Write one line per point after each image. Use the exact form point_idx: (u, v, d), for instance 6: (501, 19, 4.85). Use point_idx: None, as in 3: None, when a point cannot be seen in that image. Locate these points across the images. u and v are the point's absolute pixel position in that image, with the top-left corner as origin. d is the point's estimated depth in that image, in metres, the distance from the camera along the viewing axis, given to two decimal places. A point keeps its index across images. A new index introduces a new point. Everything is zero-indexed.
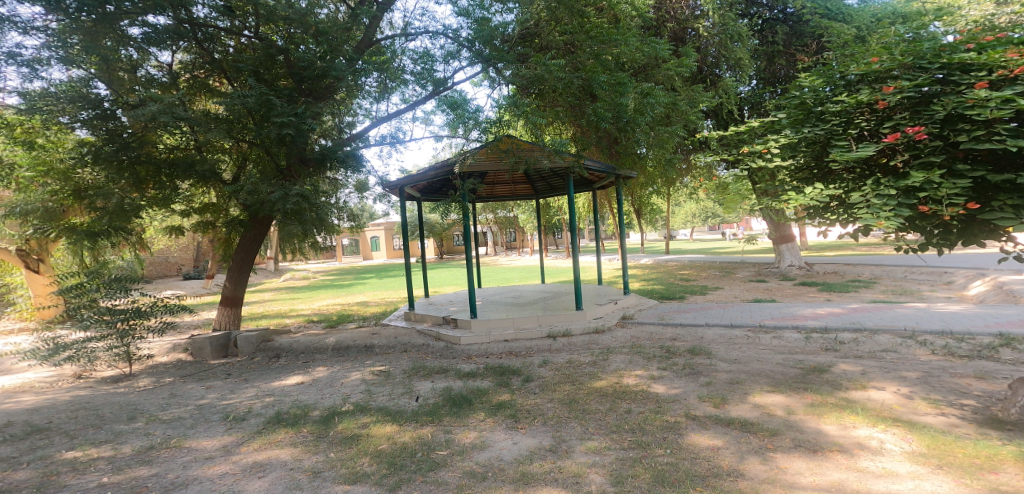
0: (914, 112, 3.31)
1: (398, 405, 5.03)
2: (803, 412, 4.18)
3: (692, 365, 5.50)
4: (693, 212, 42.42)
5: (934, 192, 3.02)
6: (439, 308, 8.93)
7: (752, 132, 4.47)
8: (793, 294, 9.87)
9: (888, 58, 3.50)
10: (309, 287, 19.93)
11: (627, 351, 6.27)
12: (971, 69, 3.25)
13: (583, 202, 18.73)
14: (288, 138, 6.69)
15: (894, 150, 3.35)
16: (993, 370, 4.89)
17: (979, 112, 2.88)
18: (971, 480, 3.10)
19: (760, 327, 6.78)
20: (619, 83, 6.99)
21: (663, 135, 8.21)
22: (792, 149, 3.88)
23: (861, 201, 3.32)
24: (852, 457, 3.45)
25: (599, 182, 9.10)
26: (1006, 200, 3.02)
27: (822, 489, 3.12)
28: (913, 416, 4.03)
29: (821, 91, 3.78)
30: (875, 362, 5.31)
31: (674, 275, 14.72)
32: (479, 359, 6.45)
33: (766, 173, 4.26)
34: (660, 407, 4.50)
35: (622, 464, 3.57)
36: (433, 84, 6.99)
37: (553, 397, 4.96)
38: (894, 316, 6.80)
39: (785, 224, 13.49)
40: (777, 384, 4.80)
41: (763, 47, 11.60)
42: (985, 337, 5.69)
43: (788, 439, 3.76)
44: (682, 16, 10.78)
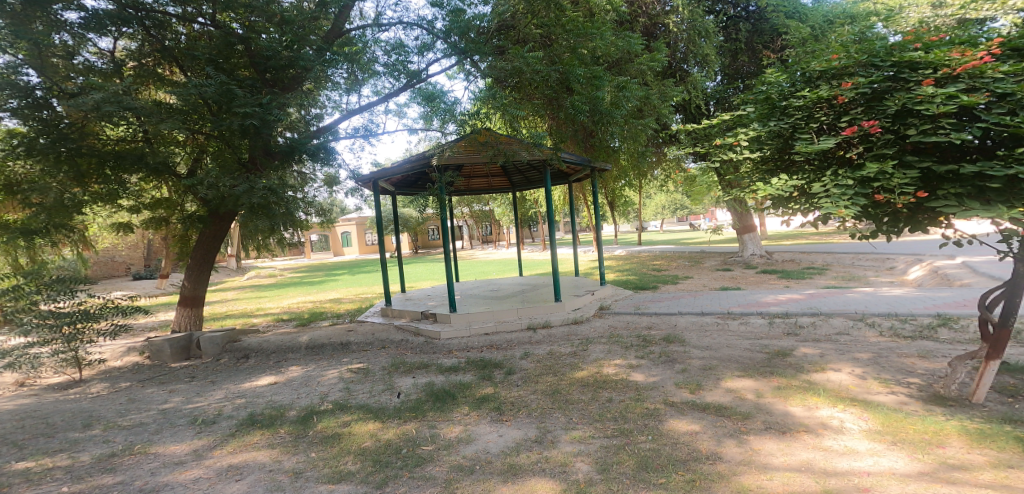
0: (868, 107, 3.42)
1: (379, 402, 4.99)
2: (771, 395, 4.29)
3: (668, 353, 5.59)
4: (663, 204, 43.08)
5: (887, 181, 3.13)
6: (417, 303, 8.88)
7: (721, 126, 4.51)
8: (755, 281, 10.11)
9: (846, 55, 3.59)
10: (277, 285, 19.51)
11: (605, 341, 6.34)
12: (919, 67, 3.35)
13: (559, 194, 18.69)
14: (252, 130, 6.54)
15: (850, 143, 3.46)
16: (933, 348, 5.12)
17: (927, 106, 3.00)
18: (923, 454, 3.24)
19: (729, 314, 6.94)
20: (595, 76, 6.97)
21: (637, 128, 8.27)
22: (758, 142, 3.95)
23: (822, 192, 3.42)
24: (817, 437, 3.57)
25: (574, 174, 9.13)
26: (950, 190, 3.14)
27: (793, 468, 3.20)
28: (867, 395, 4.19)
29: (785, 86, 3.87)
30: (831, 345, 5.49)
31: (647, 265, 14.94)
32: (459, 354, 6.43)
33: (732, 166, 4.35)
34: (639, 395, 4.56)
35: (606, 452, 3.61)
36: (406, 76, 6.91)
37: (534, 388, 4.99)
38: (845, 300, 7.03)
39: (750, 215, 13.70)
40: (746, 369, 4.92)
41: (727, 44, 11.76)
42: (926, 317, 5.97)
43: (759, 422, 3.86)
44: (653, 11, 10.80)
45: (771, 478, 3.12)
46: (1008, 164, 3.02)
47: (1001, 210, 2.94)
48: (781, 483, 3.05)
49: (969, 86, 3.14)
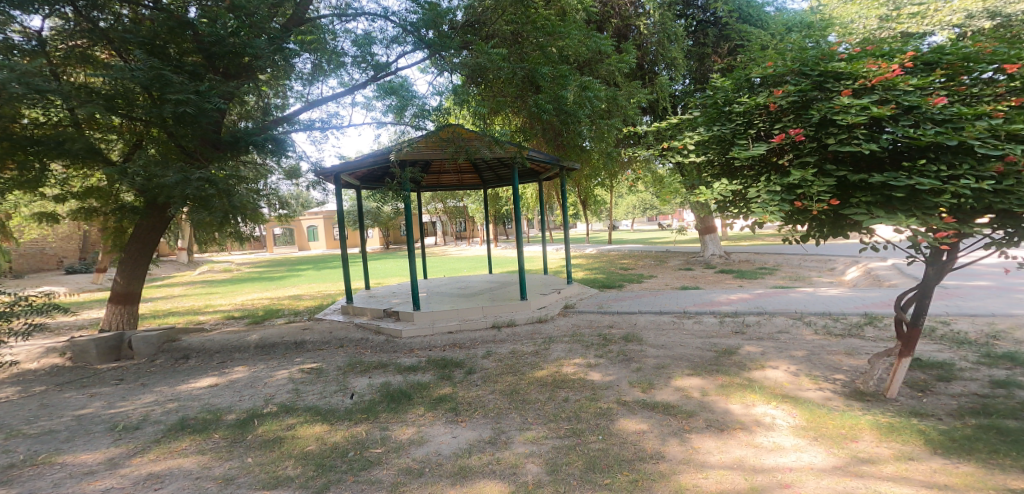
0: (796, 115, 3.72)
1: (329, 403, 4.88)
2: (715, 393, 4.40)
3: (625, 351, 5.67)
4: (634, 204, 43.81)
5: (807, 189, 3.50)
6: (380, 300, 8.71)
7: (675, 129, 4.64)
8: (713, 281, 10.40)
9: (781, 63, 3.84)
10: (233, 280, 18.73)
11: (568, 340, 6.36)
12: (843, 77, 3.60)
13: (533, 193, 18.55)
14: (189, 118, 6.23)
15: (781, 150, 3.81)
16: (859, 347, 5.27)
17: (842, 117, 3.30)
18: (838, 449, 3.50)
19: (685, 313, 7.10)
20: (561, 75, 7.01)
21: (604, 128, 8.25)
22: (705, 146, 4.15)
23: (755, 196, 3.81)
24: (750, 433, 3.75)
25: (545, 174, 9.15)
26: (861, 199, 3.53)
27: (727, 466, 3.39)
28: (796, 391, 4.37)
29: (731, 92, 4.06)
30: (772, 343, 5.63)
31: (615, 264, 15.07)
32: (421, 353, 6.35)
33: (688, 170, 4.53)
34: (595, 394, 4.59)
35: (558, 452, 3.68)
36: (373, 68, 6.77)
37: (493, 388, 4.96)
38: (785, 300, 7.28)
39: (714, 218, 13.91)
40: (696, 367, 5.03)
41: (695, 48, 11.98)
42: (853, 316, 6.25)
43: (702, 420, 3.97)
44: (626, 13, 10.93)
45: (706, 476, 3.28)
46: (913, 174, 3.37)
47: (903, 217, 3.32)
48: (715, 481, 3.21)
49: (881, 98, 3.42)
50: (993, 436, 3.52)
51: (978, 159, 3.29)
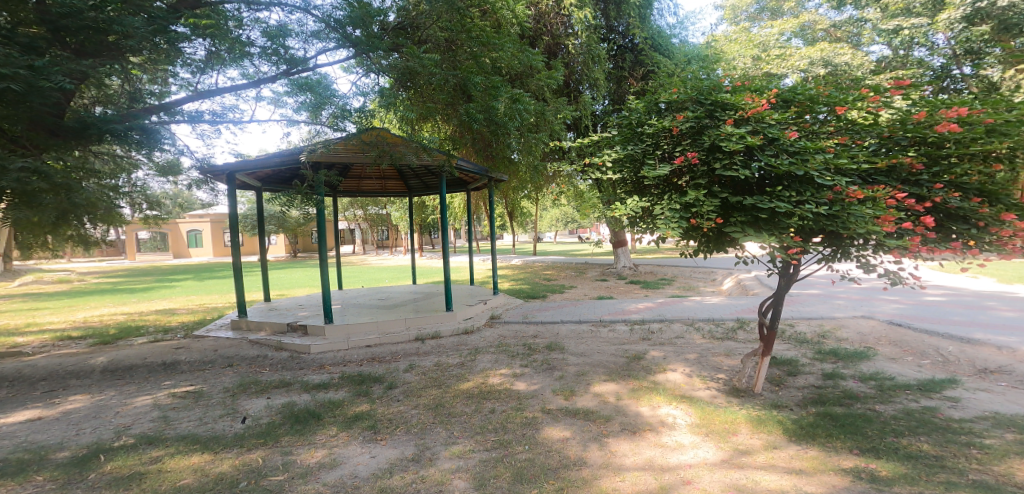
0: (693, 140, 4.14)
1: (214, 430, 4.33)
2: (627, 397, 4.71)
3: (549, 360, 5.83)
4: (559, 219, 43.83)
5: (699, 208, 3.94)
6: (283, 314, 7.95)
7: (597, 145, 4.97)
8: (624, 292, 11.09)
9: (683, 91, 4.23)
10: (79, 292, 15.85)
11: (494, 350, 6.36)
12: (728, 107, 4.10)
13: (460, 202, 18.39)
14: (11, 95, 4.98)
15: (680, 171, 4.23)
16: (735, 347, 6.04)
17: (727, 143, 3.78)
18: (725, 443, 3.93)
19: (601, 321, 7.50)
20: (493, 85, 6.89)
21: (531, 141, 8.24)
22: (620, 164, 4.47)
23: (660, 213, 4.18)
24: (657, 434, 4.06)
25: (473, 184, 9.18)
26: (738, 219, 4.05)
27: (640, 467, 3.62)
28: (691, 391, 4.84)
29: (643, 114, 4.43)
30: (671, 347, 6.20)
31: (538, 275, 15.41)
32: (333, 369, 5.92)
33: (605, 184, 4.88)
34: (521, 404, 4.65)
35: (484, 466, 3.64)
36: (285, 63, 6.31)
37: (417, 403, 4.78)
38: (682, 308, 8.09)
39: (624, 233, 14.82)
40: (611, 373, 5.33)
41: (614, 71, 11.91)
42: (730, 321, 7.13)
43: (618, 424, 4.22)
44: (557, 31, 10.79)
45: (624, 479, 3.49)
46: (772, 199, 3.94)
47: (767, 236, 3.88)
48: (631, 483, 3.43)
49: (753, 128, 3.95)
50: (828, 422, 4.24)
51: (815, 188, 3.93)
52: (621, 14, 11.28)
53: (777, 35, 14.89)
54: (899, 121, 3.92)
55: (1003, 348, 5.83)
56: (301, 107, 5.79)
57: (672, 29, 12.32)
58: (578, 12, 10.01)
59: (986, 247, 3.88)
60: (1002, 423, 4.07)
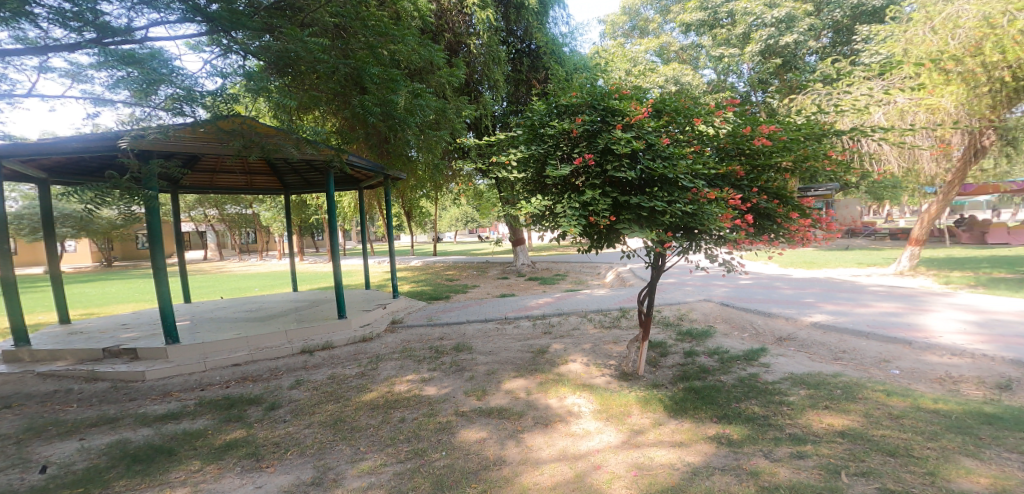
0: (588, 142, 4.41)
1: (15, 485, 3.46)
2: (537, 391, 4.86)
3: (458, 361, 5.74)
4: (458, 217, 42.47)
5: (595, 206, 4.18)
6: (92, 339, 6.47)
7: (500, 144, 5.09)
8: (526, 288, 11.34)
9: (580, 95, 4.51)
10: None
11: (397, 356, 6.05)
12: (616, 113, 4.40)
13: (349, 201, 17.45)
14: None
15: (578, 172, 4.47)
16: (620, 335, 6.58)
17: (616, 146, 4.06)
18: (623, 424, 4.24)
19: (506, 319, 7.54)
20: (392, 79, 6.64)
21: (433, 139, 7.94)
22: (524, 164, 4.65)
23: (562, 211, 4.36)
24: (567, 424, 4.24)
25: (366, 181, 8.77)
26: (627, 217, 4.31)
27: (556, 459, 3.74)
28: (590, 379, 5.16)
29: (545, 116, 4.64)
30: (571, 339, 6.54)
31: (439, 275, 14.89)
32: (183, 397, 5.09)
33: (507, 183, 5.02)
34: (433, 409, 4.51)
35: (401, 479, 3.46)
36: (96, 30, 5.13)
37: (311, 421, 4.35)
38: (578, 300, 8.58)
39: (524, 231, 14.83)
40: (520, 369, 5.45)
41: (512, 74, 11.63)
42: (612, 311, 7.70)
43: (531, 418, 4.33)
44: (458, 30, 10.35)
45: (542, 472, 3.57)
46: (650, 198, 4.27)
47: (648, 232, 4.21)
48: (550, 475, 3.53)
49: (635, 133, 4.25)
50: (691, 395, 4.70)
51: (679, 189, 4.28)
52: (520, 18, 10.97)
53: (643, 52, 17.47)
54: (742, 137, 4.45)
55: (790, 318, 7.17)
56: (124, 84, 4.78)
57: (564, 38, 12.06)
58: (479, 12, 9.73)
59: (779, 235, 4.68)
60: (798, 381, 4.89)
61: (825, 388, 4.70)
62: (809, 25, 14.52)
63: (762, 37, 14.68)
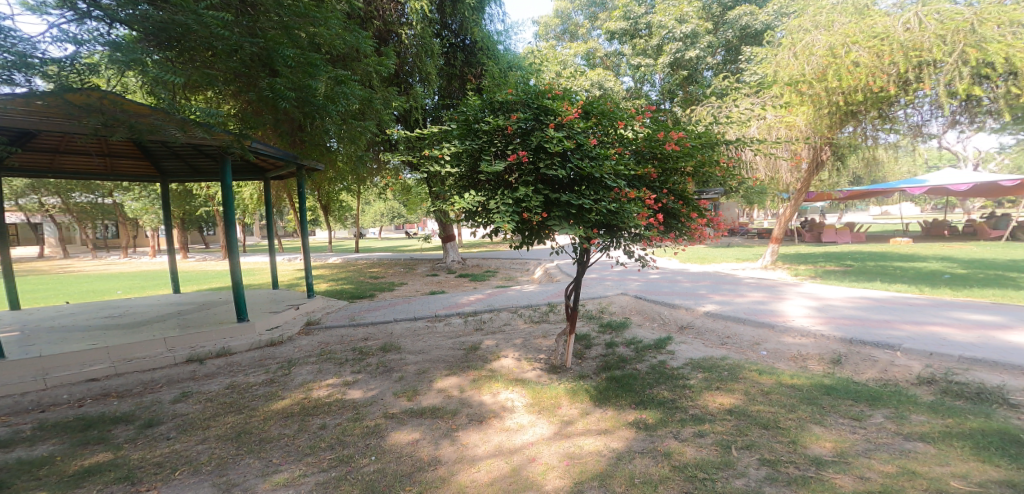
0: (523, 140, 4.44)
1: None
2: (470, 388, 4.83)
3: (385, 362, 5.55)
4: (381, 212, 40.74)
5: (528, 203, 4.20)
6: None
7: (431, 138, 5.00)
8: (455, 285, 11.22)
9: (516, 93, 4.53)
10: None
11: (314, 360, 5.70)
12: (549, 112, 4.47)
13: (250, 192, 16.32)
14: None
15: (512, 169, 4.47)
16: (548, 329, 6.74)
17: (548, 145, 4.10)
18: (556, 415, 4.32)
19: (436, 316, 7.38)
20: (310, 63, 6.13)
21: (357, 129, 7.66)
22: (457, 159, 4.59)
23: (495, 207, 4.34)
24: (502, 419, 4.26)
25: (273, 171, 8.21)
26: (558, 214, 4.36)
27: (492, 454, 3.73)
28: (523, 374, 5.22)
29: (479, 112, 4.61)
30: (503, 335, 6.58)
31: (363, 273, 14.15)
32: (20, 419, 4.39)
33: (440, 179, 4.94)
34: (358, 413, 4.31)
35: (325, 489, 3.27)
36: None
37: (205, 436, 3.98)
38: (509, 296, 8.65)
39: (452, 226, 14.53)
40: (452, 367, 5.39)
41: (445, 68, 11.34)
42: (542, 305, 7.85)
43: (465, 416, 4.29)
44: (389, 18, 9.95)
45: (478, 469, 3.54)
46: (579, 196, 4.35)
47: (577, 229, 4.29)
48: (487, 471, 3.50)
49: (568, 133, 4.33)
50: (612, 384, 4.86)
51: (604, 189, 4.38)
52: (456, 11, 10.64)
53: (572, 56, 18.07)
54: (654, 140, 4.62)
55: (687, 308, 7.69)
56: None
57: (498, 36, 11.97)
58: (414, 2, 9.44)
59: (681, 231, 4.96)
60: (696, 366, 5.24)
61: (715, 370, 5.06)
62: (708, 42, 16.09)
63: (671, 50, 16.10)
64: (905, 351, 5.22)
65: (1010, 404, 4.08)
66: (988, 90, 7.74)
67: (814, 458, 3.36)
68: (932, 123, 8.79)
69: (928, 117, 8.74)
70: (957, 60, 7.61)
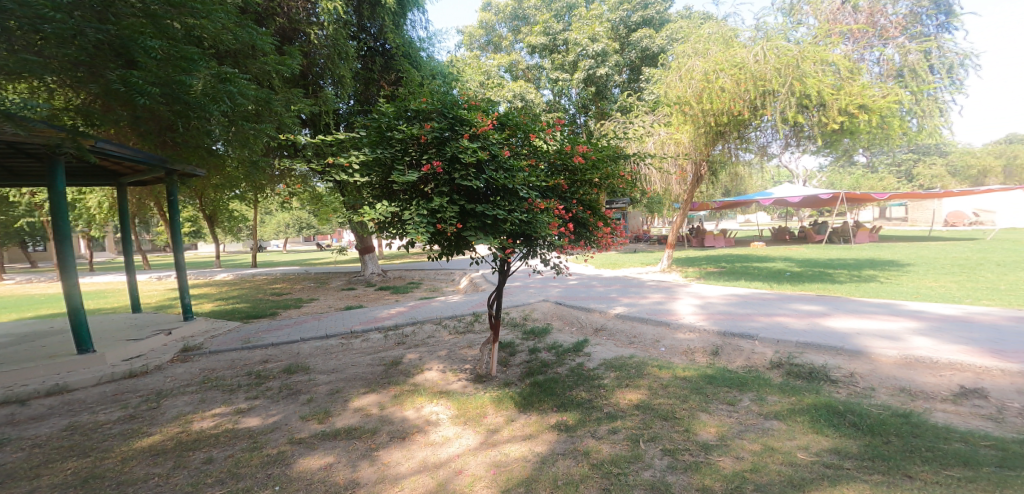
0: (438, 149, 4.44)
1: None
2: (390, 405, 4.74)
3: (289, 385, 5.32)
4: (285, 223, 38.58)
5: (443, 214, 4.21)
6: None
7: (342, 145, 4.87)
8: (374, 298, 10.94)
9: (432, 101, 4.51)
10: None
11: (194, 390, 5.31)
12: (466, 122, 4.51)
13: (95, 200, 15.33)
14: None
15: (427, 179, 4.47)
16: (472, 339, 6.78)
17: (464, 155, 4.15)
18: (481, 425, 4.34)
19: (352, 333, 7.14)
20: (187, 57, 5.43)
21: (248, 132, 6.93)
22: (368, 168, 4.52)
23: (409, 218, 4.31)
24: (426, 434, 4.21)
25: (132, 175, 7.65)
26: (473, 225, 4.40)
27: (416, 471, 3.67)
28: (448, 386, 5.21)
29: (393, 118, 4.54)
30: (427, 348, 6.53)
31: (262, 290, 13.34)
32: None
33: (354, 187, 4.84)
34: (257, 442, 4.09)
35: None
36: None
37: (33, 487, 3.55)
38: (434, 307, 8.59)
39: (369, 238, 14.14)
40: (370, 384, 5.27)
41: (362, 72, 11.12)
42: (467, 315, 7.87)
43: (385, 434, 4.20)
44: (296, 16, 9.47)
45: (402, 487, 3.47)
46: (494, 207, 4.40)
47: (493, 240, 4.33)
48: (411, 489, 3.44)
49: (484, 144, 4.41)
50: (536, 388, 4.97)
51: (518, 199, 4.50)
52: (375, 15, 10.39)
53: (495, 67, 18.48)
54: (563, 152, 4.83)
55: (601, 310, 8.05)
56: None
57: (422, 43, 11.86)
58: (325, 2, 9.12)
59: (590, 240, 5.20)
60: (609, 365, 5.49)
61: (625, 368, 5.34)
62: (616, 61, 17.17)
63: (586, 67, 17.06)
64: (760, 340, 5.82)
65: (830, 379, 4.71)
66: (810, 117, 9.22)
67: (703, 444, 3.65)
68: (774, 143, 10.45)
69: (771, 138, 10.34)
70: (788, 92, 8.94)
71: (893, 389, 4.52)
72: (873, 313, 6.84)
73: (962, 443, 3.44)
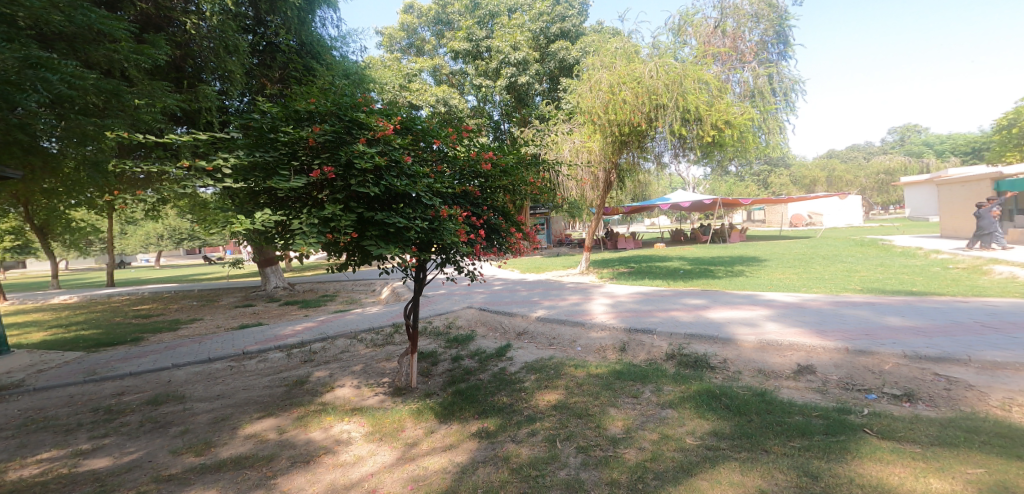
0: (331, 154, 4.26)
1: None
2: (292, 428, 4.48)
3: (155, 418, 4.84)
4: (160, 233, 35.02)
5: (336, 223, 4.02)
6: None
7: (219, 145, 4.58)
8: (277, 315, 10.31)
9: (322, 102, 4.32)
10: None
11: (16, 433, 4.67)
12: (364, 126, 4.36)
13: None
14: None
15: (319, 186, 4.29)
16: (391, 352, 6.59)
17: (358, 161, 4.01)
18: (398, 440, 4.20)
19: (243, 355, 6.67)
20: None
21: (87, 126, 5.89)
22: (246, 172, 4.27)
23: (298, 227, 4.09)
24: (335, 455, 4.01)
25: None
26: (372, 234, 4.24)
27: None
28: (362, 402, 5.02)
29: (278, 119, 4.31)
30: (337, 364, 6.25)
31: (126, 313, 12.01)
32: None
33: (238, 192, 4.56)
34: (112, 483, 3.66)
35: None
36: None
37: None
38: (346, 321, 8.25)
39: (270, 250, 13.24)
40: (266, 408, 4.95)
41: (258, 68, 10.49)
42: (386, 327, 7.63)
43: (284, 460, 3.95)
44: (169, 4, 8.70)
45: None
46: (395, 215, 4.26)
47: (394, 249, 4.18)
48: None
49: (383, 149, 4.29)
50: (457, 397, 4.92)
51: (421, 206, 4.42)
52: (276, 9, 9.75)
53: (416, 72, 18.17)
54: (471, 158, 4.77)
55: (523, 314, 8.15)
56: None
57: (333, 42, 11.53)
58: None
59: (502, 246, 5.17)
60: (530, 368, 5.57)
61: (545, 370, 5.44)
62: (535, 69, 17.67)
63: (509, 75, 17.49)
64: (659, 334, 6.19)
65: (710, 366, 5.09)
66: (690, 131, 9.96)
67: (612, 438, 3.79)
68: (666, 152, 11.19)
69: (664, 148, 11.06)
70: (674, 106, 9.65)
71: (753, 371, 4.96)
72: (739, 304, 7.49)
73: (800, 415, 3.83)
